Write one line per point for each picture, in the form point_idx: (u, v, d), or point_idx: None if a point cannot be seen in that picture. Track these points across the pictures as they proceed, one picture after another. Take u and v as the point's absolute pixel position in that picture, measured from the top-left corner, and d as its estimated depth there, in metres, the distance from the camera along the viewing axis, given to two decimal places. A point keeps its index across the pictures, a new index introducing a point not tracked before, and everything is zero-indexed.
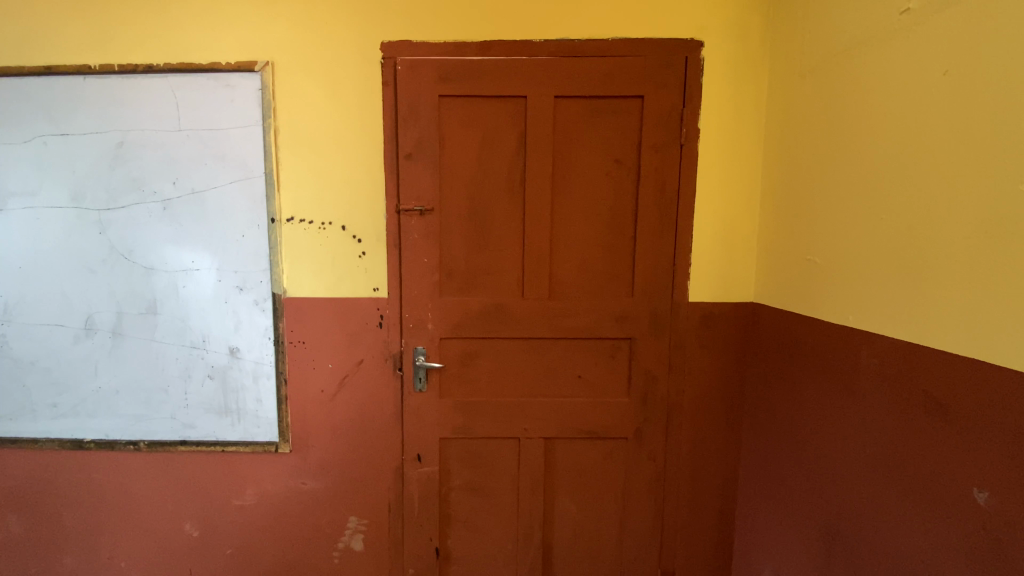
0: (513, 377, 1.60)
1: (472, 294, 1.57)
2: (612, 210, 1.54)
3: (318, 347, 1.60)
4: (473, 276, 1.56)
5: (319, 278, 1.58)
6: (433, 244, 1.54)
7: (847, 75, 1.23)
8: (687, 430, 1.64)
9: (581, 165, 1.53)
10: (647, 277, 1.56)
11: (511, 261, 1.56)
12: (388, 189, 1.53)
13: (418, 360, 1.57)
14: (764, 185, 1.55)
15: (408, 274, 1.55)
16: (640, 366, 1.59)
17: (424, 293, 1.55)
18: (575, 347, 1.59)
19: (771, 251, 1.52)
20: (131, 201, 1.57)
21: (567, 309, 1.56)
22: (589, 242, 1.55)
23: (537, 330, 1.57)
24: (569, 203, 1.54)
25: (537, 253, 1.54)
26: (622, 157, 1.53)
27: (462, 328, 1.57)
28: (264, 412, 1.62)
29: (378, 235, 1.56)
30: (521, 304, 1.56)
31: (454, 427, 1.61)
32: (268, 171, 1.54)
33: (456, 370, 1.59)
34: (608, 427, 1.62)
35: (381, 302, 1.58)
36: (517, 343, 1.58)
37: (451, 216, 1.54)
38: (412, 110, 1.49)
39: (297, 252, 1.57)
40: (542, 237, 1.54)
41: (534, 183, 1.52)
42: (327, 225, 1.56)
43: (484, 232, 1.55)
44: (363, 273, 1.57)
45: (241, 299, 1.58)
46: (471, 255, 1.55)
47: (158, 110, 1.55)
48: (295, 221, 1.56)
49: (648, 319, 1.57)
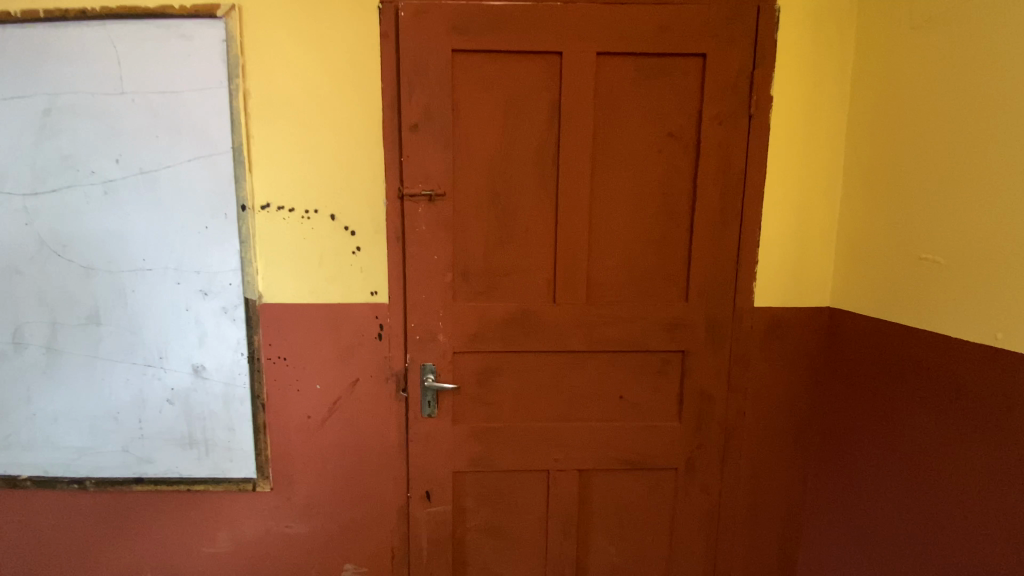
0: (542, 399, 1.32)
1: (493, 299, 1.28)
2: (663, 196, 1.26)
3: (303, 364, 1.31)
4: (494, 277, 1.27)
5: (302, 280, 1.28)
6: (445, 238, 1.24)
7: (997, 24, 0.97)
8: (747, 458, 1.39)
9: (628, 141, 1.24)
10: (705, 279, 1.28)
11: (542, 259, 1.27)
12: (388, 170, 1.23)
13: (427, 381, 1.28)
14: (848, 167, 1.28)
15: (413, 274, 1.25)
16: (695, 384, 1.33)
17: (434, 299, 1.26)
18: (618, 363, 1.31)
19: (859, 248, 1.26)
20: (63, 184, 1.25)
21: (609, 318, 1.28)
22: (635, 235, 1.27)
23: (572, 343, 1.29)
24: (612, 187, 1.25)
25: (573, 249, 1.26)
26: (677, 130, 1.25)
27: (481, 340, 1.28)
28: (237, 444, 1.33)
29: (376, 227, 1.26)
30: (553, 312, 1.27)
31: (471, 459, 1.33)
32: (237, 146, 1.23)
33: (473, 391, 1.31)
34: (655, 456, 1.36)
35: (381, 310, 1.28)
36: (547, 358, 1.30)
37: (467, 203, 1.24)
38: (418, 69, 1.19)
39: (274, 248, 1.27)
40: (581, 231, 1.25)
41: (570, 162, 1.23)
42: (312, 215, 1.26)
43: (509, 223, 1.25)
44: (358, 273, 1.27)
45: (206, 307, 1.28)
46: (492, 251, 1.26)
47: (95, 68, 1.22)
48: (271, 209, 1.26)
49: (704, 328, 1.31)
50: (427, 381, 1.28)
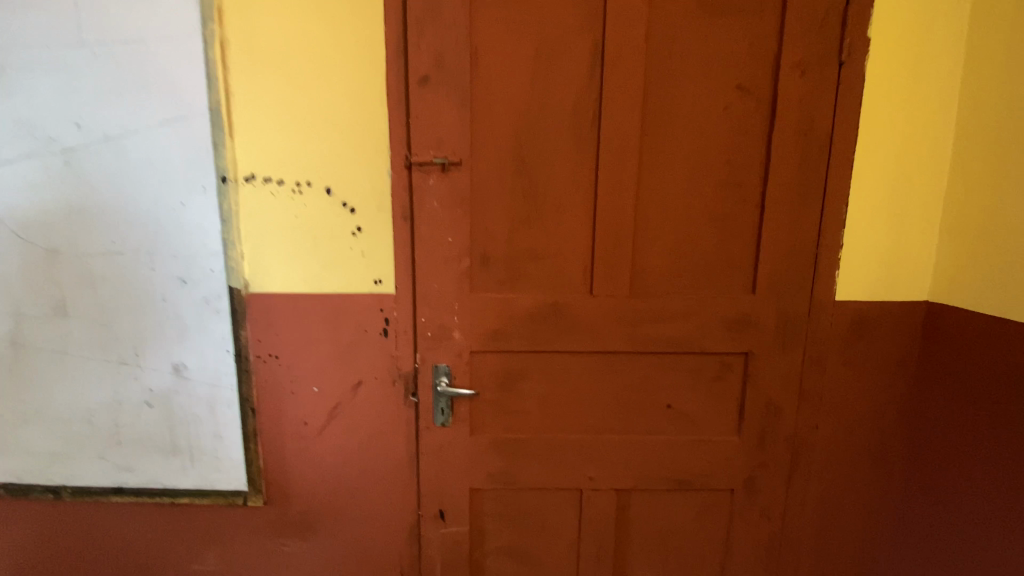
0: (576, 408, 1.12)
1: (518, 290, 1.07)
2: (728, 165, 1.03)
3: (298, 364, 1.13)
4: (520, 264, 1.06)
5: (294, 266, 1.09)
6: (461, 216, 1.03)
7: None
8: (817, 479, 1.17)
9: (686, 97, 1.01)
10: (774, 267, 1.06)
11: (577, 242, 1.05)
12: (393, 134, 1.02)
13: (440, 386, 1.09)
14: (959, 129, 1.03)
15: (423, 259, 1.05)
16: (758, 392, 1.12)
17: (448, 289, 1.06)
18: (666, 366, 1.10)
19: (974, 229, 1.02)
20: (20, 153, 1.08)
21: (658, 313, 1.07)
22: (692, 213, 1.04)
23: (613, 342, 1.08)
24: (666, 154, 1.02)
25: (616, 229, 1.03)
26: (747, 83, 1.01)
27: (503, 338, 1.08)
28: (225, 454, 1.16)
29: (379, 203, 1.05)
30: (590, 306, 1.06)
31: (491, 475, 1.14)
32: (214, 106, 1.03)
33: (493, 397, 1.11)
34: (707, 475, 1.15)
35: (386, 301, 1.09)
36: (581, 359, 1.10)
37: (487, 173, 1.03)
38: (430, 7, 0.97)
39: (261, 227, 1.08)
40: (627, 207, 1.03)
41: (614, 123, 1.00)
42: (304, 189, 1.06)
43: (538, 199, 1.04)
44: (358, 257, 1.08)
45: (185, 297, 1.10)
46: (517, 232, 1.05)
47: (49, 13, 1.03)
48: (257, 182, 1.06)
49: (771, 326, 1.09)
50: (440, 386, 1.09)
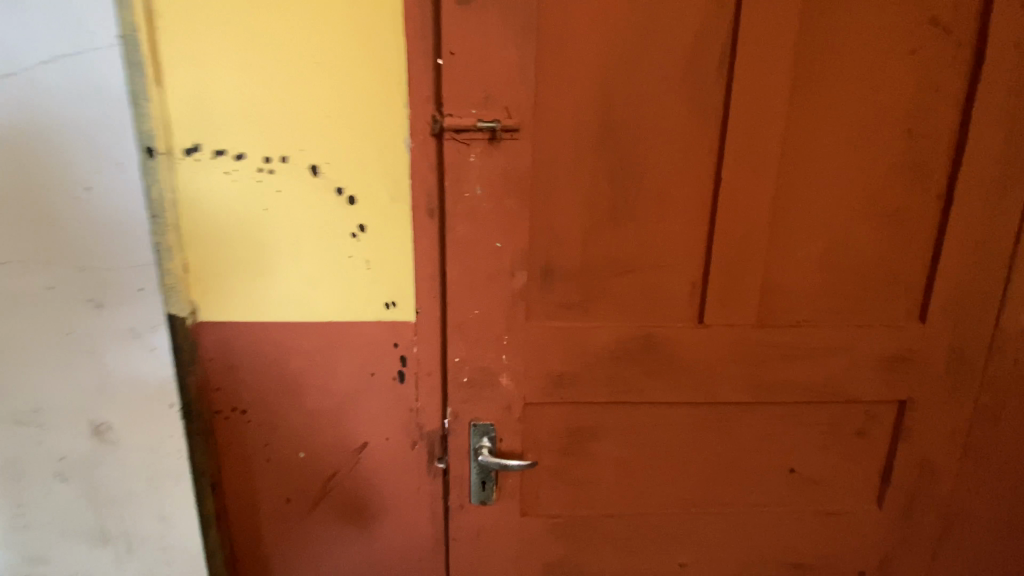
0: (665, 475, 0.82)
1: (596, 319, 0.73)
2: (904, 138, 0.71)
3: (275, 420, 0.80)
4: (598, 281, 0.72)
5: (265, 282, 0.74)
6: (516, 211, 0.69)
7: None
8: (974, 560, 0.89)
9: (859, 31, 0.67)
10: (956, 283, 0.75)
11: (686, 250, 0.71)
12: (414, 83, 0.67)
13: (479, 457, 0.76)
14: None
15: (457, 275, 0.71)
16: (911, 450, 0.82)
17: (494, 317, 0.72)
18: (789, 420, 0.81)
19: None
20: None
21: (788, 348, 0.76)
22: (848, 208, 0.72)
23: (725, 389, 0.77)
24: (821, 120, 0.69)
25: (744, 230, 0.70)
26: (949, 13, 0.67)
27: (571, 386, 0.75)
28: (176, 542, 0.83)
29: (392, 190, 0.70)
30: (700, 341, 0.74)
31: (547, 565, 0.84)
32: (128, 31, 0.65)
33: (553, 464, 0.80)
34: (832, 555, 0.87)
35: (402, 333, 0.75)
36: (678, 412, 0.78)
37: (556, 145, 0.68)
38: None
39: (213, 225, 0.72)
40: (762, 198, 0.70)
41: (755, 69, 0.66)
42: (276, 167, 0.70)
43: (631, 186, 0.69)
44: (361, 270, 0.73)
45: (102, 328, 0.74)
46: (596, 235, 0.71)
47: None
48: (205, 156, 0.70)
49: (940, 364, 0.79)
50: (486, 459, 0.76)
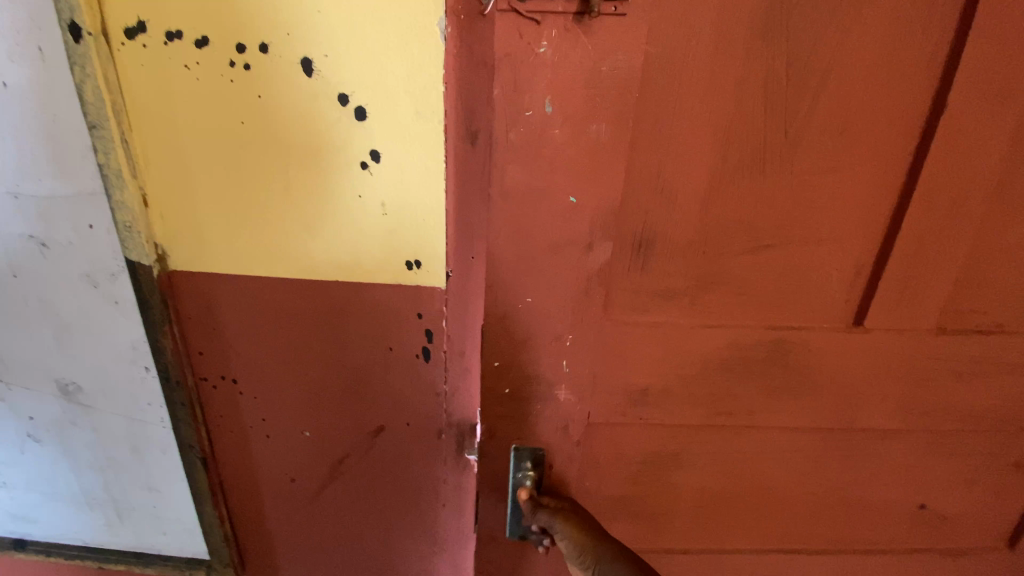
0: (767, 511, 0.63)
1: (699, 312, 0.52)
2: None
3: (273, 394, 0.65)
4: (719, 261, 0.50)
5: (250, 228, 0.55)
6: (606, 148, 0.44)
7: None
8: None
9: None
10: None
11: (846, 219, 0.49)
12: None
13: (528, 486, 0.57)
14: None
15: (508, 247, 0.47)
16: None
17: (557, 307, 0.50)
18: (951, 456, 0.60)
19: None
20: None
21: (973, 367, 0.54)
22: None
23: (870, 416, 0.57)
24: None
25: (940, 194, 0.47)
26: None
27: (656, 402, 0.56)
28: (168, 513, 0.73)
29: (418, 104, 0.48)
30: (846, 350, 0.53)
31: None
32: None
33: (617, 493, 0.61)
34: None
35: (428, 302, 0.57)
36: (797, 439, 0.58)
37: (680, 40, 0.42)
38: None
39: (176, 147, 0.52)
40: (984, 144, 0.45)
41: None
42: (254, 64, 0.48)
43: (790, 120, 0.45)
44: (375, 217, 0.53)
45: (53, 273, 0.58)
46: (721, 190, 0.48)
47: None
48: (153, 43, 0.48)
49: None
50: (554, 529, 0.53)
